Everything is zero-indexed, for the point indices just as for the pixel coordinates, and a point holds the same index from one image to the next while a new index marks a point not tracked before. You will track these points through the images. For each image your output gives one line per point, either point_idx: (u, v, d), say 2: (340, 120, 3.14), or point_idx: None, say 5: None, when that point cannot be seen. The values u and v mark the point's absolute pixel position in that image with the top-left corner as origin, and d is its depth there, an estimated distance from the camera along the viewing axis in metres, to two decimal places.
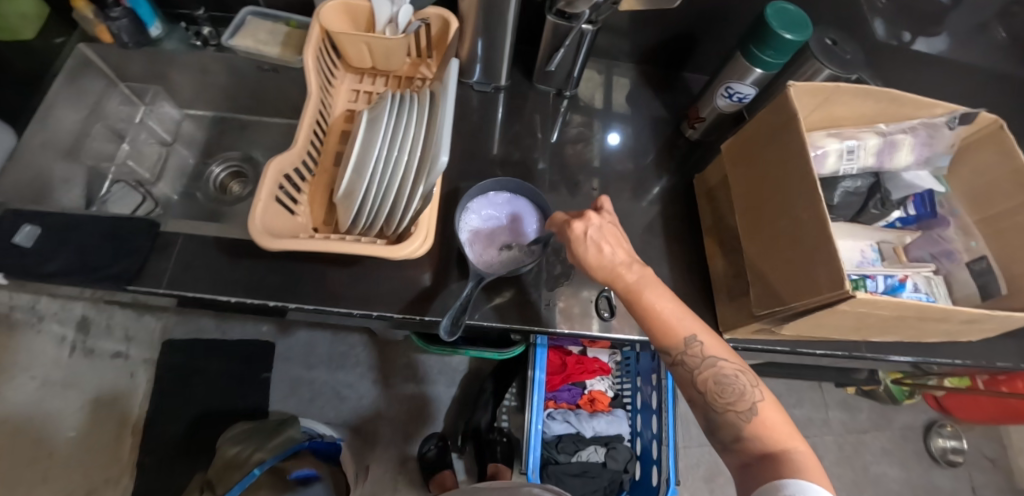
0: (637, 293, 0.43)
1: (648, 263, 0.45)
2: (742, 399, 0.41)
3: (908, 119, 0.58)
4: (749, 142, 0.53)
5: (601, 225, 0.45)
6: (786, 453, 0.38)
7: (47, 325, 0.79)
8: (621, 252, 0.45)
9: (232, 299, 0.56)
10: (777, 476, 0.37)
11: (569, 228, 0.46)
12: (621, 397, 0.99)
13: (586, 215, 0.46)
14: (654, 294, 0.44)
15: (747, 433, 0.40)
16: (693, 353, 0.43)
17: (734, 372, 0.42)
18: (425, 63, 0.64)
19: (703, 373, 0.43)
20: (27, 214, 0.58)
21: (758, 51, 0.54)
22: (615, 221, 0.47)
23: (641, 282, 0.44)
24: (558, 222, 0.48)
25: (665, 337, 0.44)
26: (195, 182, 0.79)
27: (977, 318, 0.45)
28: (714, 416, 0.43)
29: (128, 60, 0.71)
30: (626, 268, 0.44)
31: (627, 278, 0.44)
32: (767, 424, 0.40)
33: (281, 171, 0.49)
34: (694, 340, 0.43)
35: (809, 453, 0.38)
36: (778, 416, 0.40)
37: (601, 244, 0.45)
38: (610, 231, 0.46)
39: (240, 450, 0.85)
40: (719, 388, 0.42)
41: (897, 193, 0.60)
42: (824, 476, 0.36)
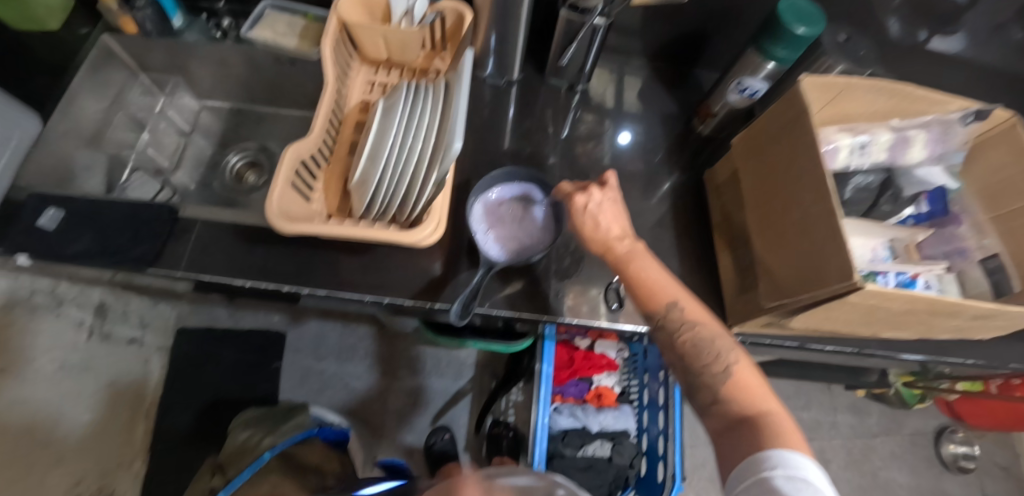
0: (625, 262, 0.47)
1: (640, 239, 0.49)
2: (718, 360, 0.43)
3: (922, 115, 0.58)
4: (753, 135, 0.55)
5: (602, 201, 0.49)
6: (764, 415, 0.39)
7: (67, 310, 0.76)
8: (615, 226, 0.49)
9: (247, 282, 0.57)
10: (761, 448, 0.36)
11: (571, 200, 0.49)
12: (628, 393, 0.99)
13: (588, 189, 0.49)
14: (643, 264, 0.47)
15: (723, 395, 0.42)
16: (673, 317, 0.45)
17: (712, 335, 0.44)
18: (439, 56, 0.65)
19: (682, 336, 0.45)
20: (50, 198, 0.59)
21: (770, 47, 0.55)
22: (616, 199, 0.50)
23: (631, 253, 0.47)
24: (563, 193, 0.51)
25: (648, 302, 0.46)
26: (213, 171, 0.82)
27: (987, 313, 0.45)
28: (691, 378, 0.44)
29: (150, 50, 0.73)
30: (618, 241, 0.48)
31: (618, 250, 0.48)
32: (744, 386, 0.41)
33: (298, 158, 0.50)
34: (675, 305, 0.45)
35: (784, 415, 0.39)
36: (754, 379, 0.42)
37: (598, 217, 0.48)
38: (610, 207, 0.49)
39: (250, 434, 0.88)
40: (696, 350, 0.44)
41: (909, 189, 0.59)
42: (799, 440, 0.37)
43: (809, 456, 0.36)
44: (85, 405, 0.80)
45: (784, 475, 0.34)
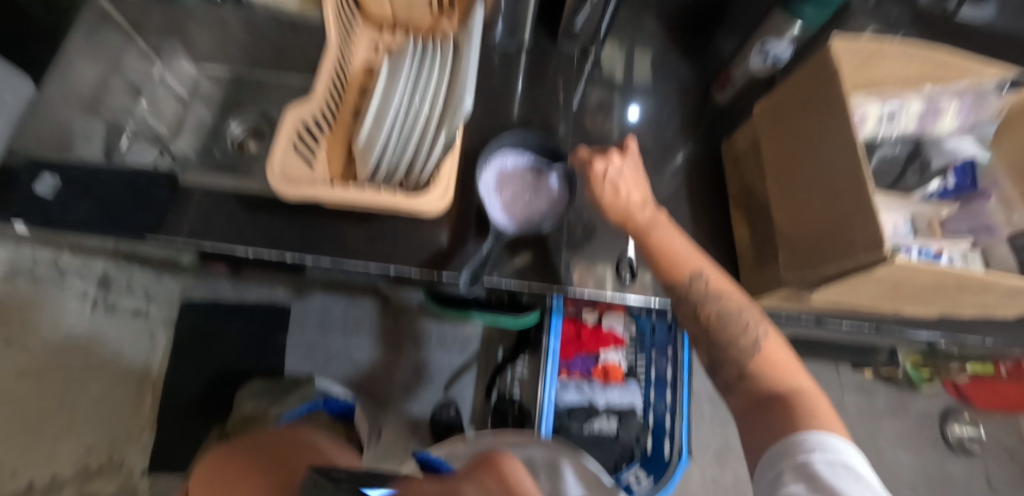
0: (647, 232, 0.44)
1: (661, 208, 0.47)
2: (746, 334, 0.42)
3: (957, 80, 0.53)
4: (785, 98, 0.51)
5: (622, 167, 0.44)
6: (796, 392, 0.38)
7: (70, 281, 0.75)
8: (636, 193, 0.45)
9: (250, 251, 0.56)
10: (795, 430, 0.35)
11: (589, 167, 0.44)
12: (636, 369, 0.95)
13: (608, 155, 0.45)
14: (665, 233, 0.45)
15: (751, 369, 0.41)
16: (697, 288, 0.44)
17: (738, 307, 0.43)
18: (448, 16, 0.60)
19: (706, 308, 0.44)
20: (48, 164, 0.58)
21: (799, 4, 0.51)
22: (636, 163, 0.47)
23: (652, 223, 0.45)
24: (579, 159, 0.46)
25: (671, 274, 0.45)
26: (213, 140, 0.80)
27: (1020, 288, 0.43)
28: (716, 352, 0.43)
29: (146, 13, 0.70)
30: (639, 209, 0.45)
31: (638, 219, 0.45)
32: (772, 360, 0.41)
33: (299, 120, 0.47)
34: (699, 277, 0.44)
35: (815, 390, 0.38)
36: (782, 353, 0.41)
37: (618, 184, 0.44)
38: (630, 173, 0.45)
39: (258, 404, 0.90)
40: (722, 323, 0.43)
41: (939, 160, 0.58)
42: (833, 416, 0.36)
43: (844, 432, 0.35)
44: (93, 376, 0.80)
45: (826, 460, 0.32)
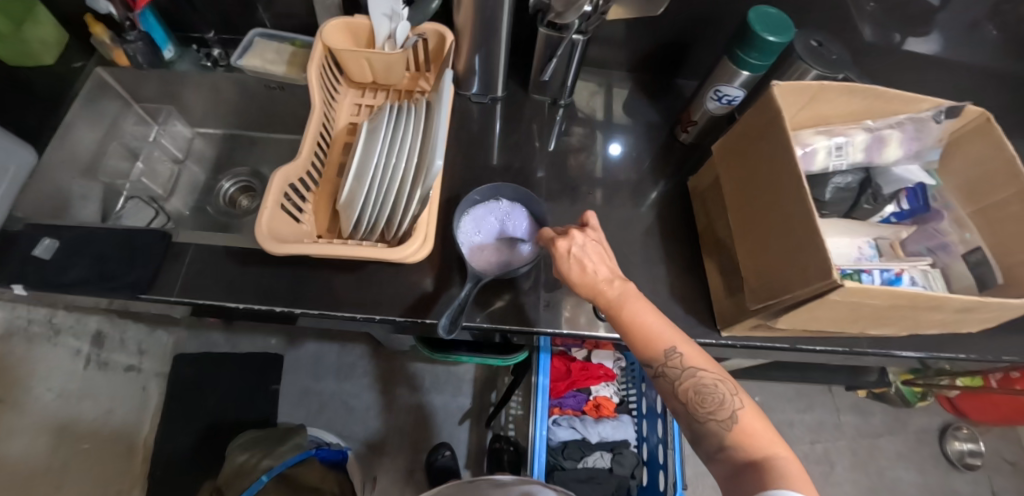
0: (618, 307, 0.46)
1: (630, 279, 0.48)
2: (722, 407, 0.42)
3: (895, 115, 0.59)
4: (737, 141, 0.55)
5: (584, 242, 0.49)
6: (769, 460, 0.38)
7: (64, 339, 0.76)
8: (603, 268, 0.48)
9: (241, 304, 0.58)
10: (762, 490, 0.36)
11: (554, 246, 0.50)
12: (627, 403, 1.00)
13: (570, 233, 0.50)
14: (636, 307, 0.46)
15: (729, 441, 0.41)
16: (673, 364, 0.44)
17: (715, 380, 0.43)
18: (424, 76, 0.67)
19: (683, 383, 0.44)
20: (46, 228, 0.60)
21: (743, 54, 0.56)
22: (598, 238, 0.51)
23: (622, 296, 0.46)
24: (545, 238, 0.52)
25: (645, 349, 0.46)
26: (206, 196, 0.84)
27: (971, 306, 0.45)
28: (697, 426, 0.43)
29: (144, 82, 0.76)
30: (607, 285, 0.47)
31: (609, 294, 0.47)
32: (749, 432, 0.40)
33: (287, 181, 0.51)
34: (673, 352, 0.45)
35: (792, 460, 0.38)
36: (759, 423, 0.41)
37: (583, 261, 0.48)
38: (593, 249, 0.49)
39: (247, 457, 0.87)
40: (699, 398, 0.43)
41: (889, 187, 0.61)
42: (806, 482, 0.36)
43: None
44: (84, 433, 0.79)
45: None
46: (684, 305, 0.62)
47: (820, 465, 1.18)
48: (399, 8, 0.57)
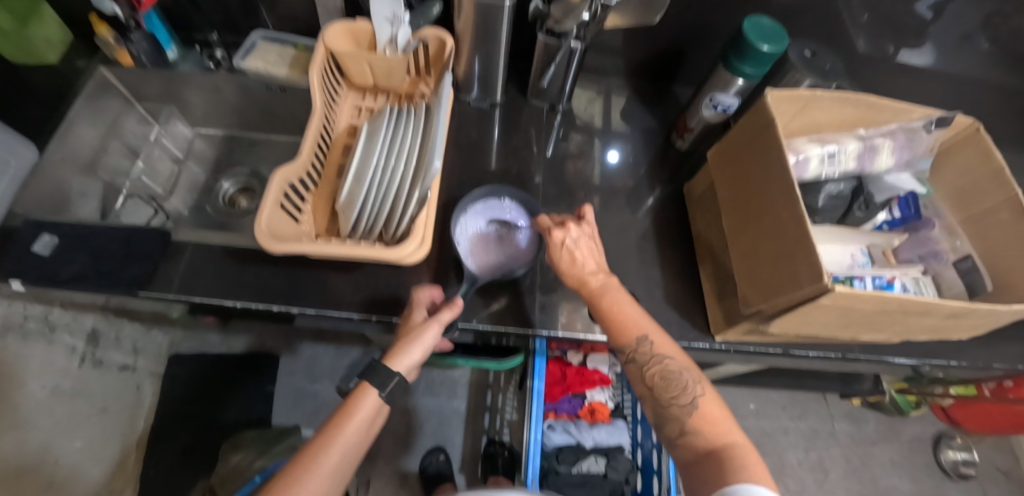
0: (598, 297, 0.48)
1: (613, 273, 0.51)
2: (685, 393, 0.45)
3: (886, 124, 0.60)
4: (733, 145, 0.55)
5: (577, 236, 0.50)
6: (729, 447, 0.42)
7: (59, 336, 0.76)
8: (590, 261, 0.50)
9: (238, 303, 0.58)
10: (725, 482, 0.40)
11: (549, 235, 0.50)
12: (622, 408, 0.99)
13: (566, 226, 0.50)
14: (615, 298, 0.48)
15: (690, 426, 0.44)
16: (643, 351, 0.46)
17: (680, 368, 0.46)
18: (424, 81, 0.67)
19: (650, 369, 0.46)
20: (45, 224, 0.61)
21: (738, 63, 0.57)
22: (591, 233, 0.52)
23: (604, 287, 0.48)
24: (540, 226, 0.52)
25: (618, 337, 0.47)
26: (206, 196, 0.82)
27: (961, 312, 0.46)
28: (660, 410, 0.46)
29: (146, 81, 0.76)
30: (592, 276, 0.49)
31: (592, 285, 0.49)
32: (709, 418, 0.44)
33: (286, 181, 0.51)
34: (644, 339, 0.46)
35: (747, 446, 0.42)
36: (718, 410, 0.45)
37: (574, 252, 0.49)
38: (585, 243, 0.51)
39: (242, 457, 0.89)
40: (665, 383, 0.46)
41: (881, 195, 0.60)
42: (760, 468, 0.41)
43: (769, 485, 0.40)
44: (78, 432, 0.79)
45: None
46: (678, 310, 0.62)
47: (814, 473, 1.18)
48: (400, 11, 0.58)
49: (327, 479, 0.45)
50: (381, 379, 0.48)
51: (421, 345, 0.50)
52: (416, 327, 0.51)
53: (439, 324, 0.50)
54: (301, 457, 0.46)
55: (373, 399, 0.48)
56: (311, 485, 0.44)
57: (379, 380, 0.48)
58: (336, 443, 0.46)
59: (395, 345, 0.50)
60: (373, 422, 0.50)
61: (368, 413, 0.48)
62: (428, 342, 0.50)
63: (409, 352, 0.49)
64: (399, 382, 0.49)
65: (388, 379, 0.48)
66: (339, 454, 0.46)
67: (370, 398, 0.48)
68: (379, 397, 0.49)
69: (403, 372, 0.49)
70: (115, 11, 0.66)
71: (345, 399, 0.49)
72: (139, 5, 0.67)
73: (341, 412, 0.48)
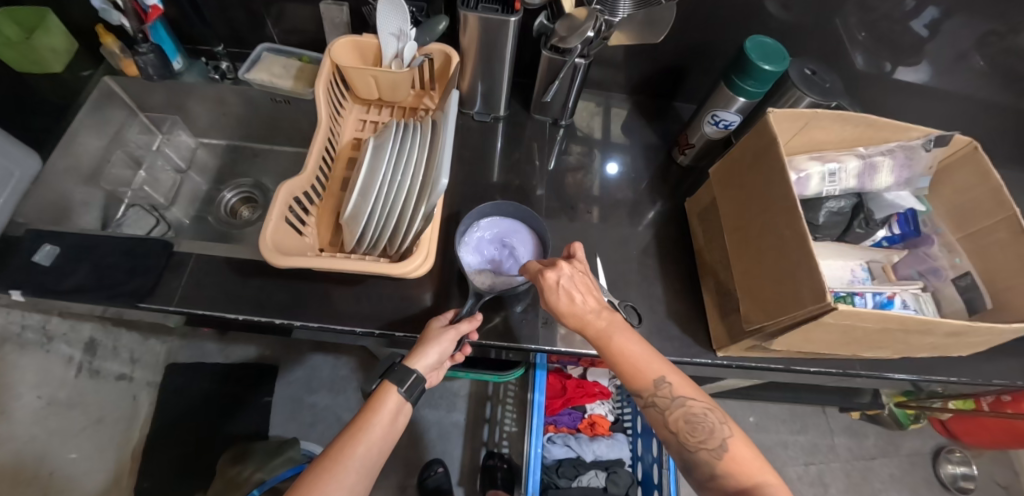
0: (607, 338, 0.46)
1: (616, 310, 0.49)
2: (712, 436, 0.44)
3: (886, 142, 0.60)
4: (735, 165, 0.56)
5: (572, 274, 0.47)
6: (760, 487, 0.41)
7: (56, 346, 0.75)
8: (590, 299, 0.47)
9: (239, 316, 0.57)
10: None
11: (541, 277, 0.47)
12: (622, 422, 1.00)
13: (557, 264, 0.48)
14: (624, 339, 0.47)
15: (720, 470, 0.43)
16: (662, 394, 0.46)
17: (703, 410, 0.45)
18: (428, 94, 0.69)
19: (673, 413, 0.45)
20: (47, 234, 0.60)
21: (740, 81, 0.58)
22: (583, 269, 0.50)
23: (611, 328, 0.47)
24: (530, 270, 0.49)
25: (635, 381, 0.47)
26: (207, 206, 0.83)
27: (961, 330, 0.46)
28: (688, 455, 0.45)
29: (151, 91, 0.77)
30: (595, 316, 0.47)
31: (598, 325, 0.47)
32: (737, 460, 0.43)
33: (291, 195, 0.52)
34: (662, 382, 0.46)
35: (780, 486, 0.41)
36: (747, 450, 0.43)
37: (572, 292, 0.47)
38: (579, 279, 0.48)
39: (241, 469, 0.89)
40: (690, 427, 0.45)
41: (881, 213, 0.62)
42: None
43: None
44: (71, 443, 0.77)
45: None
46: (680, 325, 0.62)
47: (814, 487, 1.18)
48: (406, 28, 0.59)
49: (360, 473, 0.43)
50: (398, 375, 0.48)
51: (439, 346, 0.50)
52: (436, 330, 0.51)
53: (456, 331, 0.51)
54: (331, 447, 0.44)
55: (396, 397, 0.47)
56: (346, 478, 0.42)
57: (397, 376, 0.48)
58: (362, 436, 0.44)
59: (415, 346, 0.51)
60: (395, 422, 0.47)
61: (389, 411, 0.47)
62: (446, 345, 0.50)
63: (426, 352, 0.49)
64: (417, 381, 0.48)
65: (406, 376, 0.48)
66: (365, 447, 0.44)
67: (392, 395, 0.47)
68: (401, 394, 0.48)
69: (419, 370, 0.49)
70: (122, 23, 0.65)
71: (368, 396, 0.48)
72: (147, 18, 0.66)
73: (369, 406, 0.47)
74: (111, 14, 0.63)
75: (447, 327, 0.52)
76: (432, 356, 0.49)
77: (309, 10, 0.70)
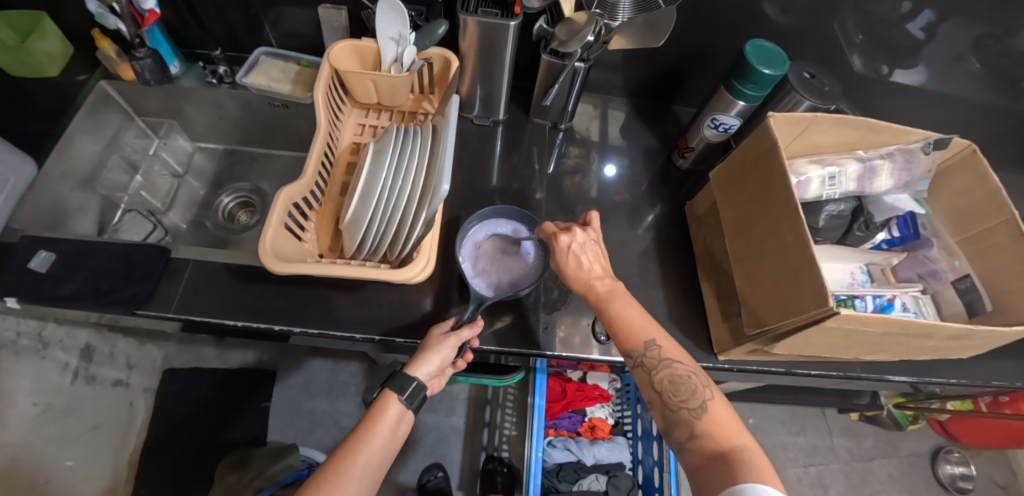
0: (606, 303, 0.49)
1: (619, 280, 0.51)
2: (694, 397, 0.44)
3: (885, 145, 0.60)
4: (736, 167, 0.56)
5: (585, 241, 0.51)
6: (737, 450, 0.40)
7: (52, 352, 0.74)
8: (596, 266, 0.51)
9: (238, 322, 0.57)
10: (735, 484, 0.37)
11: (555, 240, 0.51)
12: (622, 425, 1.00)
13: (572, 230, 0.51)
14: (622, 304, 0.49)
15: (699, 430, 0.42)
16: (651, 355, 0.46)
17: (689, 372, 0.45)
18: (427, 98, 0.69)
19: (659, 373, 0.46)
20: (44, 241, 0.60)
21: (740, 85, 0.58)
22: (597, 239, 0.53)
23: (611, 293, 0.49)
24: (547, 231, 0.52)
25: (627, 341, 0.47)
26: (205, 211, 0.83)
27: (962, 334, 0.46)
28: (669, 415, 0.45)
29: (147, 95, 0.77)
30: (599, 280, 0.50)
31: (598, 289, 0.50)
32: (717, 421, 0.42)
33: (290, 200, 0.51)
34: (653, 344, 0.47)
35: (757, 450, 0.40)
36: (727, 415, 0.43)
37: (581, 257, 0.50)
38: (590, 246, 0.51)
39: (240, 476, 0.88)
40: (673, 387, 0.45)
41: (881, 215, 0.61)
42: (771, 473, 0.38)
43: (780, 487, 0.37)
44: (68, 450, 0.77)
45: None
46: (682, 329, 0.62)
47: (813, 488, 1.18)
48: (406, 32, 0.58)
49: (361, 481, 0.43)
50: (400, 383, 0.48)
51: (439, 354, 0.49)
52: (437, 337, 0.51)
53: (457, 338, 0.51)
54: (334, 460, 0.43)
55: (397, 407, 0.47)
56: (346, 487, 0.41)
57: (398, 384, 0.47)
58: (364, 446, 0.44)
59: (416, 353, 0.51)
60: (397, 430, 0.47)
61: (391, 418, 0.47)
62: (447, 353, 0.50)
63: (427, 360, 0.49)
64: (418, 388, 0.48)
65: (406, 383, 0.47)
66: (366, 457, 0.44)
67: (393, 404, 0.47)
68: (401, 403, 0.47)
69: (420, 378, 0.48)
70: (119, 27, 0.65)
71: (369, 406, 0.48)
72: (143, 22, 0.65)
73: (366, 422, 0.46)
74: (108, 18, 0.64)
75: (448, 334, 0.52)
76: (431, 365, 0.49)
77: (306, 14, 0.70)
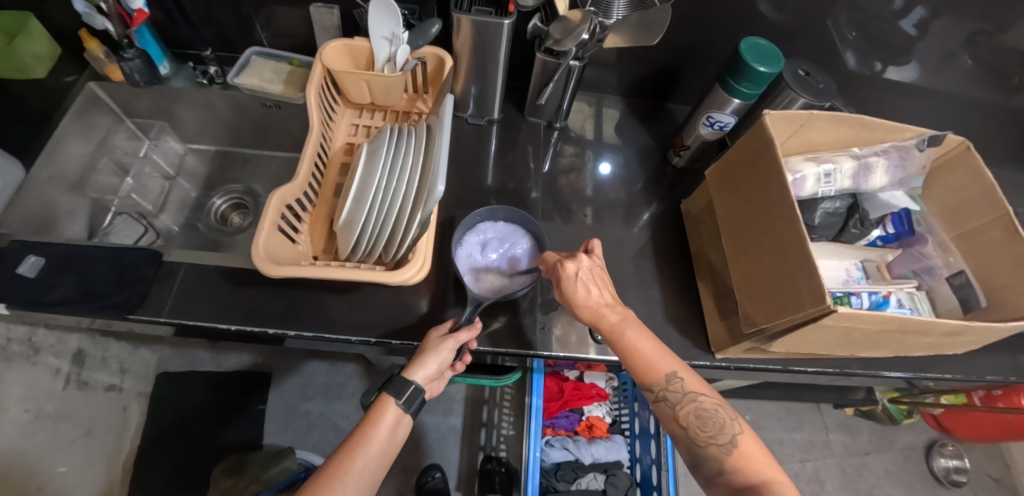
0: (620, 332, 0.47)
1: (629, 306, 0.50)
2: (722, 431, 0.43)
3: (880, 142, 0.61)
4: (733, 167, 0.55)
5: (591, 267, 0.50)
6: (766, 484, 0.40)
7: (43, 358, 0.73)
8: (606, 294, 0.49)
9: (232, 326, 0.56)
10: None
11: (560, 269, 0.49)
12: (620, 423, 1.00)
13: (577, 257, 0.50)
14: (636, 334, 0.47)
15: (729, 466, 0.42)
16: (674, 389, 0.46)
17: (714, 406, 0.44)
18: (421, 98, 0.68)
19: (684, 408, 0.45)
20: (32, 245, 0.59)
21: (735, 83, 0.58)
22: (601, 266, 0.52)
23: (623, 322, 0.48)
24: (548, 262, 0.51)
25: (647, 375, 0.46)
26: (197, 213, 0.82)
27: (958, 330, 0.46)
28: (697, 450, 0.45)
29: (137, 96, 0.76)
30: (610, 309, 0.48)
31: (610, 319, 0.48)
32: (748, 457, 0.42)
33: (283, 202, 0.51)
34: (674, 377, 0.46)
35: (788, 484, 0.40)
36: (757, 448, 0.43)
37: (589, 284, 0.49)
38: (594, 273, 0.50)
39: (234, 481, 0.87)
40: (700, 422, 0.44)
41: (875, 213, 0.61)
42: None
43: None
44: (61, 456, 0.77)
45: None
46: (679, 328, 0.62)
47: (810, 484, 1.19)
48: (399, 31, 0.57)
49: (361, 484, 0.42)
50: (397, 387, 0.47)
51: (438, 357, 0.49)
52: (435, 340, 0.51)
53: (456, 340, 0.50)
54: (337, 454, 0.44)
55: (396, 411, 0.47)
56: (347, 488, 0.41)
57: (395, 388, 0.47)
58: (361, 451, 0.43)
59: (414, 357, 0.50)
60: (394, 434, 0.47)
61: (389, 423, 0.46)
62: (445, 355, 0.50)
63: (426, 363, 0.48)
64: (416, 392, 0.47)
65: (405, 387, 0.47)
66: (362, 462, 0.43)
67: (391, 409, 0.47)
68: (400, 407, 0.47)
69: (417, 382, 0.48)
70: (107, 27, 0.65)
71: (368, 409, 0.47)
72: (131, 22, 0.65)
73: (371, 415, 0.47)
74: (95, 19, 0.64)
75: (445, 337, 0.51)
76: (430, 364, 0.49)
77: (297, 13, 0.69)
